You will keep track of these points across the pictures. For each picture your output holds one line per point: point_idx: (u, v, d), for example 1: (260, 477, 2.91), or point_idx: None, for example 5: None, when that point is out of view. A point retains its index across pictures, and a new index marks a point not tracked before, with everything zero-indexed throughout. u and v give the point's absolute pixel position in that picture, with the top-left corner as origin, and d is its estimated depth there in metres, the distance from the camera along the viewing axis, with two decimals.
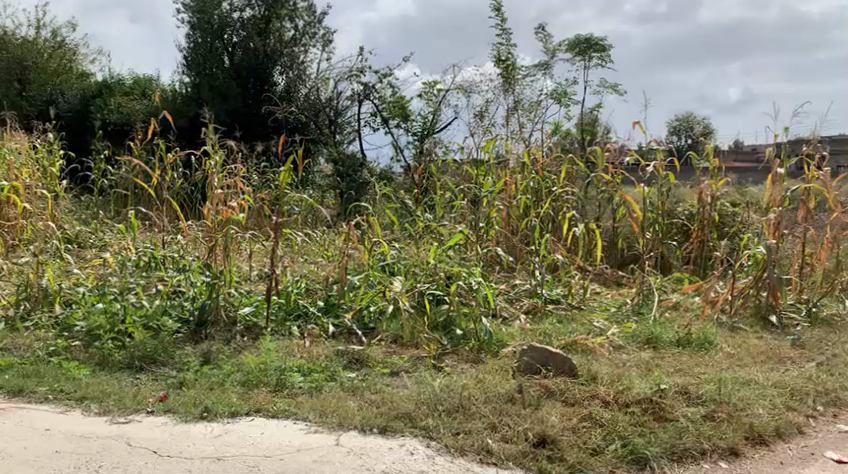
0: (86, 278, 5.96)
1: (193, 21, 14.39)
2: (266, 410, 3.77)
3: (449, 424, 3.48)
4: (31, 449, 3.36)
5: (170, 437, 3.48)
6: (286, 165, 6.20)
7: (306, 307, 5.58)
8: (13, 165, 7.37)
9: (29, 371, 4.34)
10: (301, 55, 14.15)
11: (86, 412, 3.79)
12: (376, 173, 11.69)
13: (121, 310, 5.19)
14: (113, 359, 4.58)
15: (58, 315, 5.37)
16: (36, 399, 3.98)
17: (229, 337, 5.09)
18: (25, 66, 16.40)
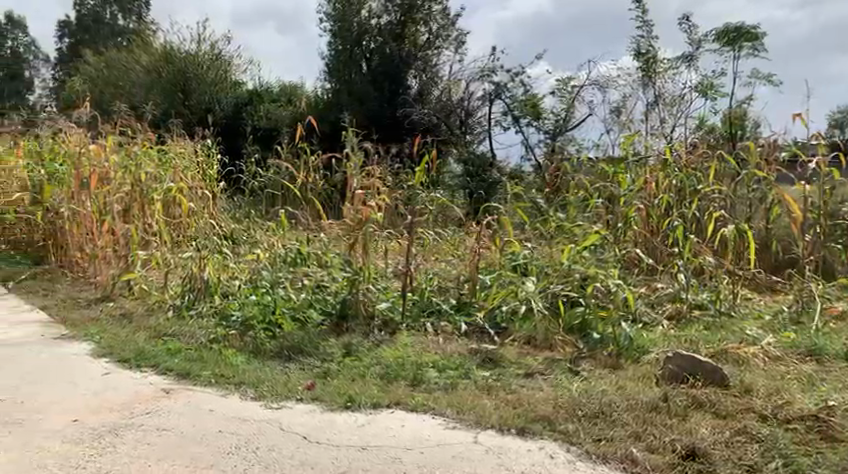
0: (241, 272, 6.45)
1: (334, 29, 14.98)
2: (405, 403, 3.88)
3: (589, 429, 3.42)
4: (199, 428, 3.63)
5: (319, 424, 3.65)
6: (422, 165, 6.47)
7: (439, 304, 5.67)
8: (176, 167, 8.03)
9: (195, 356, 4.70)
10: (435, 58, 14.49)
11: (244, 396, 4.05)
12: (507, 171, 11.72)
13: (272, 302, 5.55)
14: (265, 348, 4.88)
15: (218, 305, 5.81)
16: (201, 381, 4.30)
17: (367, 331, 5.25)
18: (187, 77, 17.35)
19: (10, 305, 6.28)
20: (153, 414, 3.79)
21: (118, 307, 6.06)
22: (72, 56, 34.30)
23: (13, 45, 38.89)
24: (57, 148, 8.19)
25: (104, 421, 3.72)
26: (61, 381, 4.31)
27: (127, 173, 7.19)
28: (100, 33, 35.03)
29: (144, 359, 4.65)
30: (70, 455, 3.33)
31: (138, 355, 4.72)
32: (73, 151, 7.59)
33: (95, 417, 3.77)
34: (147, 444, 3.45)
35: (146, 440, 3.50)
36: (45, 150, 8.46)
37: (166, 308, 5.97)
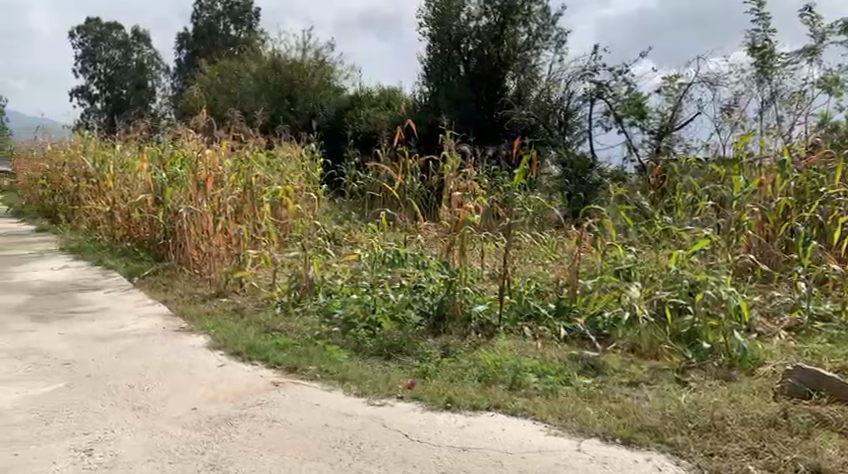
0: (343, 271, 6.61)
1: (433, 33, 15.02)
2: (505, 407, 3.84)
3: (700, 442, 3.28)
4: (306, 421, 3.73)
5: (420, 423, 3.66)
6: (522, 167, 6.41)
7: (537, 308, 5.56)
8: (282, 171, 8.36)
9: (301, 351, 4.84)
10: (534, 58, 14.33)
11: (347, 392, 4.14)
12: (608, 173, 11.49)
13: (372, 302, 5.66)
14: (366, 346, 4.97)
15: (321, 303, 5.99)
16: (307, 376, 4.43)
17: (465, 333, 5.24)
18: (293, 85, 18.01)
19: (134, 298, 6.68)
20: (264, 405, 3.94)
21: (229, 303, 6.35)
22: (189, 67, 36.37)
23: (140, 57, 41.46)
24: (178, 153, 8.81)
25: (219, 409, 3.90)
26: (180, 370, 4.55)
27: (241, 178, 7.72)
28: (215, 45, 36.96)
29: (255, 352, 4.83)
30: (189, 441, 3.52)
31: (249, 349, 4.90)
32: (192, 157, 8.09)
33: (213, 405, 3.96)
34: (258, 434, 3.59)
35: (257, 430, 3.63)
36: (167, 157, 9.08)
37: (274, 304, 6.19)
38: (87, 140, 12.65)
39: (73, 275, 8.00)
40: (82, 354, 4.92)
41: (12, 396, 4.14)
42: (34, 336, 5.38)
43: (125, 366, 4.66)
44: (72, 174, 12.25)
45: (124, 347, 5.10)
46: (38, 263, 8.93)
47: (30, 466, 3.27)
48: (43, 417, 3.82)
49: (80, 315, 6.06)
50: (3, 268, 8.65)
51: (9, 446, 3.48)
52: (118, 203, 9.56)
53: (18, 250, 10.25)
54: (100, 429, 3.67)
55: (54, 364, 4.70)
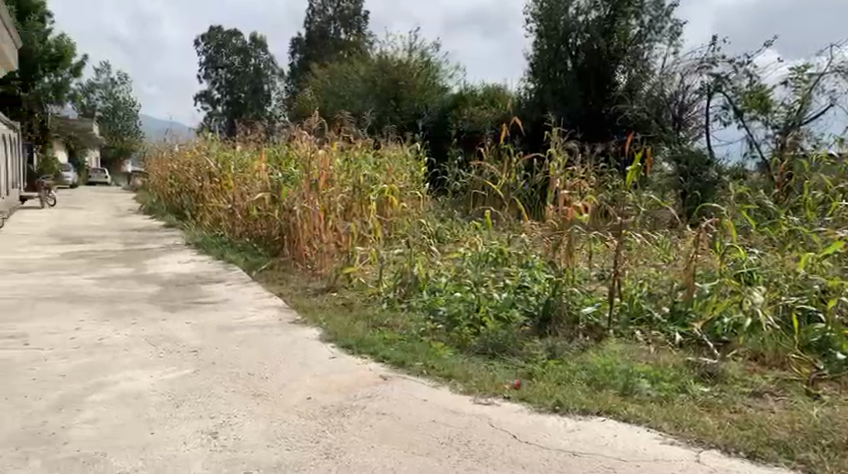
0: (447, 269, 6.57)
1: (541, 29, 14.78)
2: (616, 413, 3.69)
3: (835, 461, 3.03)
4: (414, 416, 3.79)
5: (528, 424, 3.62)
6: (634, 165, 6.14)
7: (650, 312, 5.36)
8: (387, 170, 8.47)
9: (408, 347, 4.87)
10: (646, 52, 13.87)
11: (453, 389, 4.13)
12: (727, 170, 10.92)
13: (476, 301, 5.62)
14: (470, 344, 4.94)
15: (426, 299, 6.01)
16: (414, 372, 4.44)
17: (572, 335, 5.07)
18: (399, 85, 18.21)
19: (252, 291, 6.94)
20: (374, 398, 4.03)
21: (339, 297, 6.51)
22: (302, 71, 37.52)
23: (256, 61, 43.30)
24: (292, 154, 9.19)
25: (333, 399, 4.03)
26: (295, 360, 4.69)
27: (351, 178, 7.95)
28: (326, 49, 37.91)
29: (363, 346, 4.90)
30: (304, 430, 3.65)
31: (358, 342, 4.97)
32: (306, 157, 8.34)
33: (325, 396, 4.09)
34: (369, 426, 3.69)
35: (368, 422, 3.74)
36: (283, 157, 9.41)
37: (380, 300, 6.27)
38: (211, 141, 13.30)
39: (197, 268, 8.42)
40: (208, 342, 5.16)
41: (147, 379, 4.38)
42: (165, 324, 5.68)
43: (246, 354, 4.85)
44: (197, 173, 12.90)
45: (246, 336, 5.31)
46: (166, 256, 9.47)
47: (164, 446, 3.47)
48: (174, 400, 4.04)
49: (206, 306, 6.37)
50: (136, 260, 9.22)
51: (146, 425, 3.70)
52: (237, 201, 10.01)
53: (149, 244, 10.90)
54: (225, 414, 3.85)
55: (183, 351, 4.96)
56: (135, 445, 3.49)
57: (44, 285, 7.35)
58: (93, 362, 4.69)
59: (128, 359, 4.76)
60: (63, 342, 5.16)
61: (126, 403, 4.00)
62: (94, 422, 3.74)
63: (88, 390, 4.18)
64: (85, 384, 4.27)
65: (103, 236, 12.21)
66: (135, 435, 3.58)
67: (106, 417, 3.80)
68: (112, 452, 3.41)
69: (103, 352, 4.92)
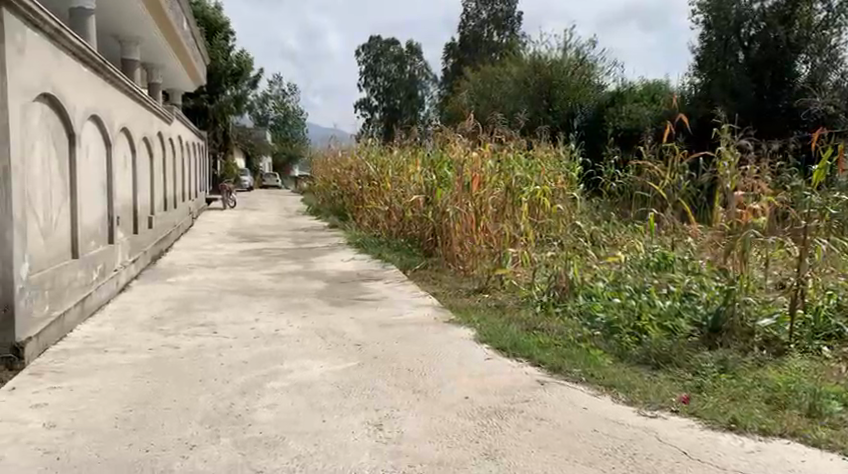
0: (606, 274, 6.29)
1: (709, 19, 16.23)
2: (804, 436, 3.33)
3: None
4: (575, 423, 3.63)
5: (699, 441, 3.35)
6: (822, 162, 5.50)
7: (840, 326, 4.89)
8: (540, 171, 8.21)
9: (564, 353, 4.67)
10: (832, 38, 15.15)
11: (615, 399, 3.91)
12: None
13: (637, 308, 5.31)
14: (631, 353, 4.65)
15: (582, 305, 5.75)
16: (572, 379, 4.26)
17: (747, 348, 4.66)
18: (552, 85, 18.13)
19: (410, 290, 7.03)
20: (532, 403, 3.90)
21: (492, 299, 6.42)
22: (456, 76, 37.90)
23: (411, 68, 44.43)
24: (444, 157, 9.15)
25: (491, 400, 3.96)
26: (453, 359, 4.68)
27: (505, 177, 7.74)
28: (479, 52, 38.08)
29: (519, 349, 4.78)
30: (464, 429, 3.60)
31: (513, 345, 4.86)
32: (460, 159, 8.28)
33: (483, 396, 4.03)
34: (528, 430, 3.57)
35: (527, 426, 3.62)
36: (436, 159, 9.42)
37: (534, 302, 6.14)
38: (370, 145, 13.74)
39: (360, 267, 8.67)
40: (371, 337, 5.26)
41: (318, 369, 4.54)
42: (332, 319, 5.88)
43: (407, 351, 4.90)
44: (358, 177, 13.38)
45: (406, 333, 5.36)
46: (331, 255, 9.85)
47: (334, 435, 3.55)
48: (341, 391, 4.15)
49: (368, 302, 6.53)
50: (304, 258, 9.68)
51: (318, 414, 3.81)
52: (394, 203, 10.35)
53: (316, 243, 11.41)
54: (389, 407, 3.89)
55: (348, 344, 5.10)
56: (309, 431, 3.60)
57: (227, 279, 7.92)
58: (271, 351, 4.93)
59: (301, 350, 4.96)
60: (244, 332, 5.47)
61: (300, 391, 4.16)
62: (273, 407, 3.91)
63: (267, 377, 4.39)
64: (264, 371, 4.49)
65: (275, 235, 12.96)
66: (308, 422, 3.70)
67: (283, 403, 3.97)
68: (290, 436, 3.54)
69: (278, 342, 5.17)
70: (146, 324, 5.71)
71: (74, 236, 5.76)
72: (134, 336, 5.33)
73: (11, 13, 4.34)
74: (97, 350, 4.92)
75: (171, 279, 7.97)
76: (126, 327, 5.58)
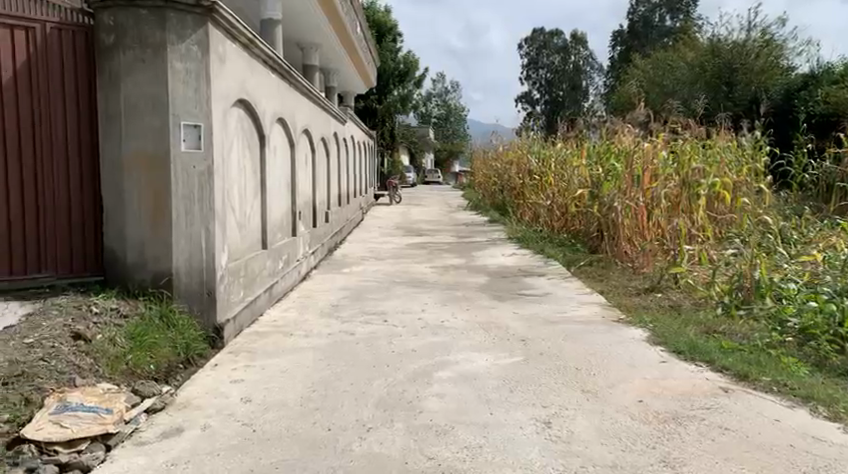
0: (799, 275, 5.71)
1: None
2: None
3: None
4: (767, 436, 3.33)
5: None
6: None
7: None
8: (721, 162, 7.59)
9: (751, 359, 4.31)
10: None
11: (813, 413, 3.55)
12: None
13: (839, 312, 4.70)
14: (831, 363, 4.20)
15: (771, 307, 5.27)
16: (761, 388, 3.91)
17: None
18: (733, 68, 17.06)
19: (575, 287, 6.84)
20: (715, 411, 3.63)
21: (665, 298, 6.09)
22: (623, 64, 36.41)
23: (576, 59, 43.39)
24: (613, 149, 8.78)
25: (668, 405, 3.72)
26: (624, 359, 4.48)
27: (680, 169, 7.36)
28: (649, 37, 36.38)
29: (699, 353, 4.48)
30: (640, 433, 3.42)
31: (692, 348, 4.56)
32: (632, 151, 7.95)
33: (659, 401, 3.80)
34: (712, 439, 3.32)
35: (711, 435, 3.37)
36: (604, 150, 9.09)
37: (714, 303, 5.75)
38: (534, 139, 13.57)
39: (522, 262, 8.58)
40: (536, 333, 5.18)
41: (485, 361, 4.52)
42: (495, 313, 5.86)
43: (575, 349, 4.76)
44: (519, 172, 13.25)
45: (573, 331, 5.21)
46: (493, 249, 9.84)
47: (504, 428, 3.51)
48: (509, 385, 4.10)
49: (532, 298, 6.43)
50: (467, 252, 9.74)
51: (485, 406, 3.79)
52: (558, 197, 10.17)
53: (478, 238, 11.45)
54: (558, 405, 3.79)
55: (513, 339, 5.04)
56: (478, 422, 3.58)
57: (395, 270, 8.15)
58: (439, 341, 5.00)
59: (468, 342, 4.98)
60: (412, 321, 5.60)
61: (468, 382, 4.16)
62: (443, 396, 3.94)
63: (435, 366, 4.44)
64: (433, 360, 4.55)
65: (439, 229, 13.17)
66: (476, 413, 3.69)
67: (451, 393, 3.99)
68: (460, 426, 3.55)
69: (445, 333, 5.22)
70: (324, 310, 6.00)
71: (264, 229, 6.15)
72: (314, 321, 5.62)
73: (215, 26, 4.68)
74: (284, 333, 5.25)
75: (345, 269, 8.35)
76: (307, 313, 5.89)
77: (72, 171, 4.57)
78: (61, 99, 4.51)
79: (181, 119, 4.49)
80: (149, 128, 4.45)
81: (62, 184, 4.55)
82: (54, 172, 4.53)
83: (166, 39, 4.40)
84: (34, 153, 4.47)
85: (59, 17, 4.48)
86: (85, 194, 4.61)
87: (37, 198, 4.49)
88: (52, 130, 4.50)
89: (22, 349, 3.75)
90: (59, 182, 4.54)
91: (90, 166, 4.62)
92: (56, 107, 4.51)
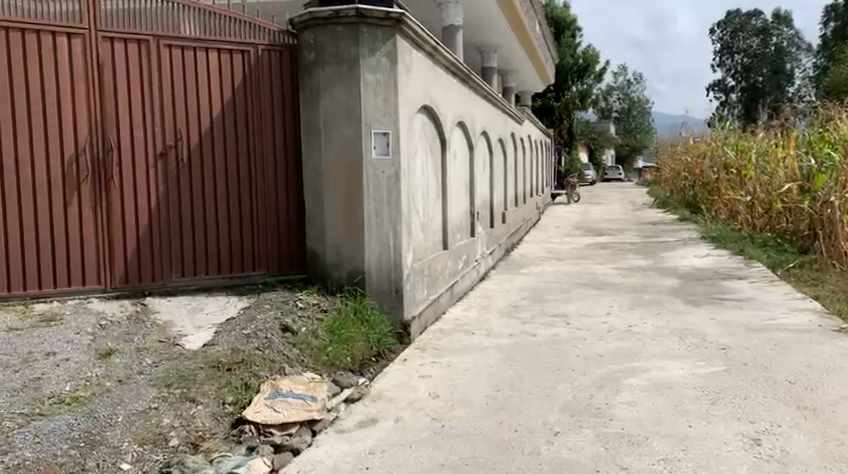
0: None
1: None
2: None
3: None
4: None
5: None
6: None
7: None
8: None
9: None
10: None
11: None
12: None
13: None
14: None
15: None
16: None
17: None
18: None
19: (782, 291, 6.28)
20: None
21: None
22: (836, 43, 32.89)
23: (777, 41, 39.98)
24: (828, 137, 7.94)
25: None
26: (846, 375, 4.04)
27: None
28: None
29: None
30: None
31: None
32: None
33: None
34: None
35: None
36: (816, 139, 8.27)
37: None
38: (730, 130, 12.66)
39: (718, 263, 8.03)
40: (737, 341, 4.82)
41: (680, 370, 4.29)
42: (690, 318, 5.53)
43: (784, 360, 4.38)
44: (714, 167, 12.42)
45: (782, 340, 4.79)
46: (685, 250, 9.31)
47: (705, 442, 3.31)
48: (710, 396, 3.86)
49: (731, 303, 6.00)
50: (654, 252, 9.30)
51: (683, 418, 3.59)
52: (759, 192, 9.41)
53: (666, 237, 10.89)
54: (767, 421, 3.50)
55: (711, 347, 4.74)
56: (675, 434, 3.41)
57: (577, 271, 7.98)
58: (628, 347, 4.82)
59: (660, 348, 4.75)
60: (598, 325, 5.44)
61: (662, 391, 3.97)
62: (634, 404, 3.79)
63: (625, 372, 4.28)
64: (622, 366, 4.40)
65: (622, 228, 12.71)
66: (673, 425, 3.51)
67: (644, 401, 3.82)
68: (655, 437, 3.39)
69: (634, 338, 5.02)
70: (505, 311, 6.01)
71: (445, 230, 6.30)
72: (496, 321, 5.65)
73: (403, 36, 4.87)
74: (466, 332, 5.33)
75: (525, 270, 8.31)
76: (489, 313, 5.94)
77: (280, 179, 4.95)
78: (270, 114, 4.89)
79: (372, 127, 4.72)
80: (345, 137, 4.72)
81: (271, 191, 4.94)
82: (266, 181, 4.92)
83: (360, 53, 4.64)
84: (249, 164, 4.86)
85: (269, 40, 4.87)
86: (291, 200, 4.97)
87: (252, 203, 4.89)
88: (263, 141, 4.89)
89: (241, 339, 4.12)
90: (269, 189, 4.93)
91: (296, 174, 4.98)
92: (267, 121, 4.89)
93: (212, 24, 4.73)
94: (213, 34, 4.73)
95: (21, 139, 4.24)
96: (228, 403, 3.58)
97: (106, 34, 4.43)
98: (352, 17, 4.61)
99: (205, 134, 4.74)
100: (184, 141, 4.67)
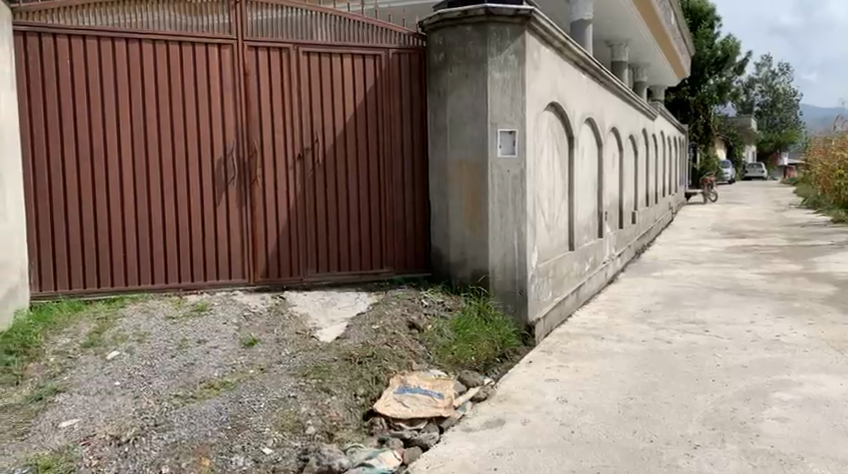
0: None
1: None
2: None
3: None
4: None
5: None
6: None
7: None
8: None
9: None
10: None
11: None
12: None
13: None
14: None
15: None
16: None
17: None
18: None
19: None
20: None
21: None
22: None
23: None
24: None
25: None
26: None
27: None
28: None
29: None
30: None
31: None
32: None
33: None
34: None
35: None
36: None
37: None
38: None
39: None
40: None
41: (838, 386, 3.98)
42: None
43: None
44: None
45: None
46: (840, 255, 8.60)
47: None
48: None
49: None
50: (803, 257, 8.67)
51: (843, 439, 3.33)
52: None
53: (817, 240, 10.12)
54: None
55: None
56: (834, 456, 3.17)
57: (716, 276, 7.58)
58: (775, 358, 4.52)
59: (813, 362, 4.42)
60: (740, 333, 5.15)
61: (817, 408, 3.69)
62: (785, 421, 3.56)
63: (774, 386, 4.02)
64: (770, 379, 4.14)
65: (765, 230, 11.93)
66: (831, 446, 3.26)
67: (797, 418, 3.58)
68: (810, 457, 3.17)
69: (782, 349, 4.71)
70: (637, 316, 5.81)
71: (571, 231, 6.18)
72: (627, 326, 5.47)
73: (530, 34, 4.85)
74: (595, 337, 5.20)
75: (657, 273, 7.99)
76: (619, 317, 5.76)
77: (408, 178, 5.06)
78: (399, 115, 5.01)
79: (498, 126, 4.72)
80: (471, 137, 4.74)
81: (399, 190, 5.05)
82: (394, 180, 5.03)
83: (487, 53, 4.65)
84: (378, 164, 5.00)
85: (399, 43, 4.98)
86: (417, 199, 5.07)
87: (381, 202, 5.02)
88: (392, 142, 5.01)
89: (371, 334, 4.23)
90: (397, 188, 5.04)
91: (422, 173, 5.07)
92: (396, 122, 5.00)
93: (345, 31, 4.91)
94: (346, 39, 4.90)
95: (176, 143, 4.57)
96: (360, 395, 3.70)
97: (251, 43, 4.69)
98: (481, 16, 4.61)
99: (339, 136, 4.92)
100: (320, 143, 4.87)
